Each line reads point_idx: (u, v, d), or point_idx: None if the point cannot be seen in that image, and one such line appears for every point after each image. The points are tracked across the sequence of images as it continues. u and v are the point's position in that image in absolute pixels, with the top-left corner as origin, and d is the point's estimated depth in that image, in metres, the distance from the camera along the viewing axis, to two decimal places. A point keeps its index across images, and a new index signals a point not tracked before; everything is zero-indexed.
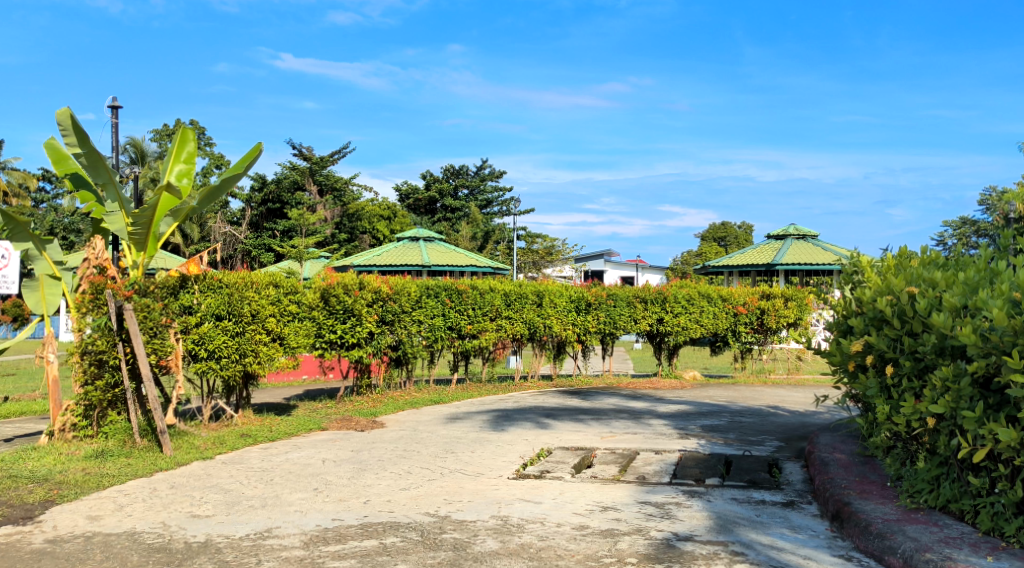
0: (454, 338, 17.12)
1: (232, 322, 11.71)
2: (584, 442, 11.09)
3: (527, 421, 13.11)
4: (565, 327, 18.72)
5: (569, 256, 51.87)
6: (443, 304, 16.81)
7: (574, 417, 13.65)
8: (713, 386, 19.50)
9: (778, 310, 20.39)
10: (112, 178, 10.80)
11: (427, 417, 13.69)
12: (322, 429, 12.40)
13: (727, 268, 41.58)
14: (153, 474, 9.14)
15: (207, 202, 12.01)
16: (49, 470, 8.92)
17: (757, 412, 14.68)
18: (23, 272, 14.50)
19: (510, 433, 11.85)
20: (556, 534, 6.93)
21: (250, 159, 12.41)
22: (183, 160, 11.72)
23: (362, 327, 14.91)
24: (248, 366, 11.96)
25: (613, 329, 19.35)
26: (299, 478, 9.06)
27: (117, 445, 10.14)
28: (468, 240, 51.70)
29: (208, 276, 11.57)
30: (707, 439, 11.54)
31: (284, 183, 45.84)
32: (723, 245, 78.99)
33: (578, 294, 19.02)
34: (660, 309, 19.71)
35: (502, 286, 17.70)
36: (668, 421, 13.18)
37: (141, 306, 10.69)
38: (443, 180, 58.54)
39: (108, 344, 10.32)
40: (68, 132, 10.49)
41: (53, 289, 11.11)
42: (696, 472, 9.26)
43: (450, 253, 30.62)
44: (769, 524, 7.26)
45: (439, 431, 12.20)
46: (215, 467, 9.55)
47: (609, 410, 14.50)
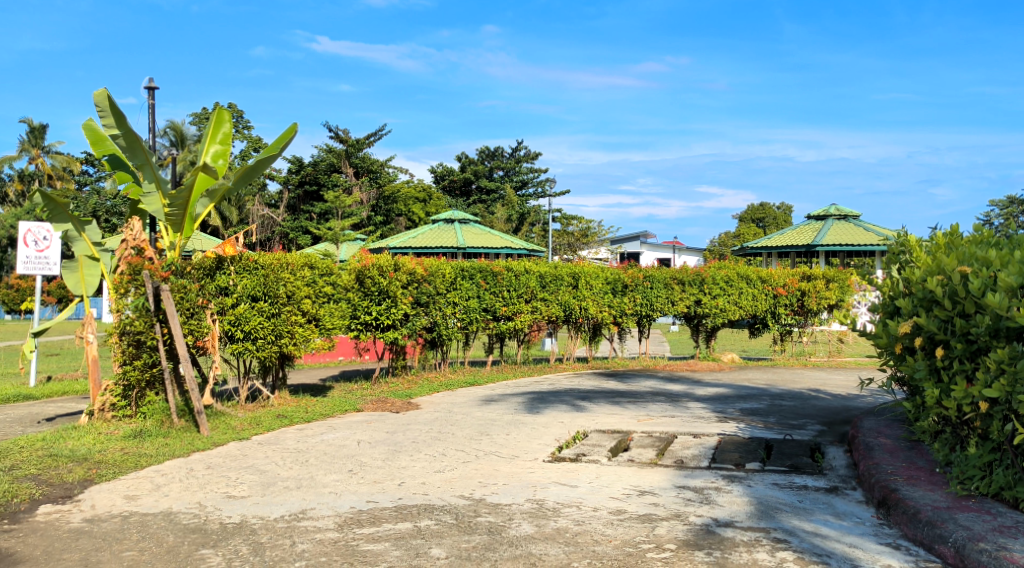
0: (489, 320, 17.01)
1: (268, 303, 11.70)
2: (620, 425, 10.94)
3: (563, 404, 12.99)
4: (601, 309, 18.51)
5: (605, 238, 51.49)
6: (477, 286, 16.80)
7: (610, 400, 13.49)
8: (752, 368, 19.20)
9: (819, 292, 20.10)
10: (149, 160, 10.83)
11: (462, 399, 13.64)
12: (357, 411, 12.39)
13: (765, 249, 40.94)
14: (190, 454, 9.18)
15: (243, 183, 12.01)
16: (88, 450, 9.00)
17: (798, 395, 14.38)
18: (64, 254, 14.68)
19: (546, 416, 11.74)
20: (592, 518, 6.80)
21: (285, 140, 12.38)
22: (219, 142, 11.72)
23: (397, 309, 14.86)
24: (284, 348, 11.94)
25: (650, 310, 19.10)
26: (334, 459, 9.04)
27: (155, 425, 10.21)
28: (503, 222, 51.56)
29: (243, 257, 11.55)
30: (746, 423, 11.32)
31: (321, 166, 46.07)
32: (762, 226, 77.85)
33: (613, 276, 18.86)
34: (698, 291, 19.41)
35: (538, 267, 17.53)
36: (706, 404, 12.96)
37: (177, 287, 10.74)
38: (478, 162, 58.37)
39: (146, 325, 10.37)
40: (106, 113, 10.52)
41: (92, 270, 11.18)
42: (736, 456, 9.06)
43: (486, 235, 30.51)
44: (812, 511, 7.06)
45: (474, 413, 12.13)
46: (251, 448, 9.57)
47: (646, 393, 14.32)
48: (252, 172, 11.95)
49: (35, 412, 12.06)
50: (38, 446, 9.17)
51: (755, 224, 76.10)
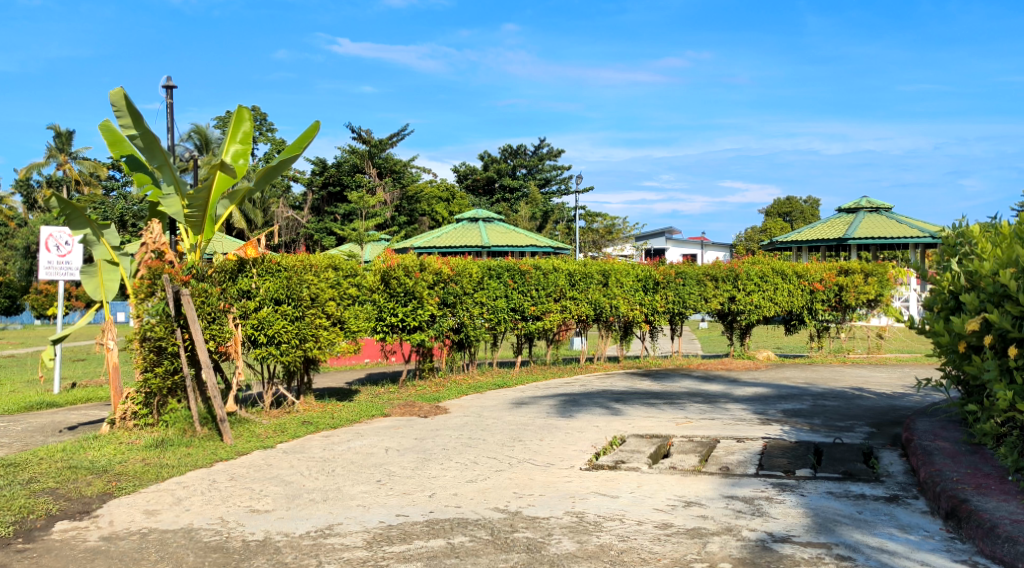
0: (518, 320, 16.60)
1: (291, 306, 11.36)
2: (659, 429, 10.47)
3: (597, 407, 12.54)
4: (632, 308, 18.04)
5: (630, 235, 50.89)
6: (505, 285, 16.39)
7: (645, 402, 13.01)
8: (788, 366, 18.62)
9: (857, 286, 19.44)
10: (167, 161, 10.54)
11: (492, 403, 13.23)
12: (385, 416, 12.02)
13: (795, 243, 40.10)
14: (213, 465, 8.86)
15: (264, 184, 11.69)
16: (109, 461, 8.70)
17: (841, 394, 13.81)
18: (85, 258, 14.42)
19: (580, 420, 11.28)
20: (638, 533, 6.36)
21: (307, 139, 12.03)
22: (239, 141, 11.39)
23: (424, 310, 14.46)
24: (309, 352, 11.59)
25: (683, 308, 18.59)
26: (361, 469, 8.65)
27: (177, 434, 9.87)
28: (528, 220, 51.11)
29: (266, 259, 11.23)
30: (791, 425, 10.79)
31: (344, 167, 46.01)
32: (789, 220, 76.72)
33: (645, 273, 18.35)
34: (731, 287, 18.89)
35: (567, 265, 17.07)
36: (746, 405, 12.44)
37: (199, 291, 10.45)
38: (501, 160, 57.96)
39: (167, 330, 10.04)
40: (123, 113, 10.22)
41: (112, 275, 10.93)
42: (785, 463, 8.56)
43: (511, 234, 30.07)
44: (875, 523, 6.56)
45: (505, 417, 11.72)
46: (276, 458, 9.22)
47: (682, 394, 13.83)
48: (273, 172, 11.63)
49: (57, 421, 11.81)
50: (58, 457, 8.88)
51: (782, 219, 74.96)
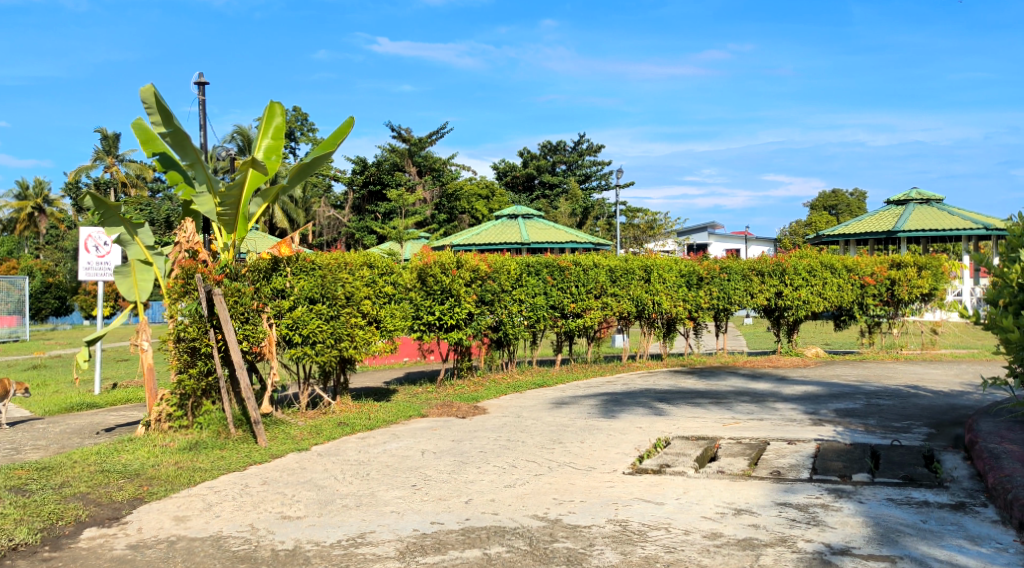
0: (557, 318, 16.28)
1: (326, 305, 11.18)
2: (705, 430, 10.05)
3: (640, 407, 12.15)
4: (676, 304, 17.55)
5: (672, 230, 50.23)
6: (544, 282, 16.15)
7: (690, 401, 12.58)
8: (839, 363, 18.00)
9: (910, 281, 18.73)
10: (200, 158, 10.43)
11: (531, 403, 12.91)
12: (422, 417, 11.76)
13: (842, 237, 39.11)
14: (246, 468, 8.67)
15: (298, 181, 11.55)
16: (142, 465, 8.57)
17: (896, 393, 13.22)
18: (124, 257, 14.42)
19: (623, 421, 10.90)
20: (686, 544, 5.99)
21: (341, 134, 11.85)
22: (272, 137, 11.23)
23: (462, 308, 14.18)
24: (344, 351, 11.40)
25: (728, 304, 18.11)
26: (397, 473, 8.38)
27: (211, 436, 9.71)
28: (568, 217, 50.71)
29: (300, 258, 11.05)
30: (844, 426, 10.28)
31: (384, 166, 45.82)
32: (836, 214, 75.14)
33: (688, 268, 17.84)
34: (778, 282, 18.33)
35: (607, 261, 16.68)
36: (796, 405, 11.94)
37: (232, 290, 10.28)
38: (541, 157, 57.66)
39: (200, 331, 9.93)
40: (154, 110, 10.12)
41: (145, 275, 10.78)
42: (840, 466, 8.09)
43: (551, 231, 29.73)
44: (941, 534, 6.10)
45: (545, 418, 11.40)
46: (310, 461, 9.01)
47: (728, 392, 13.35)
48: (307, 169, 11.49)
49: (96, 422, 11.77)
50: (91, 461, 8.77)
51: (827, 212, 73.42)
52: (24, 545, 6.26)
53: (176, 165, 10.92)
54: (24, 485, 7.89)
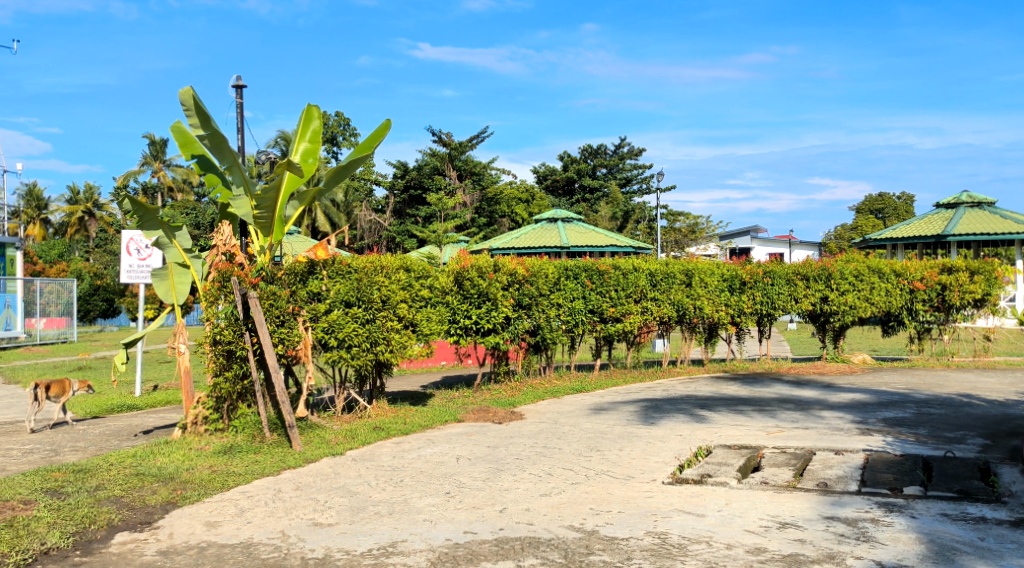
0: (596, 323, 16.02)
1: (362, 308, 11.05)
2: (747, 439, 9.75)
3: (681, 414, 11.87)
4: (717, 309, 17.19)
5: (714, 234, 49.58)
6: (583, 286, 15.89)
7: (733, 409, 12.26)
8: (887, 370, 17.48)
9: (962, 285, 18.12)
10: (237, 161, 10.43)
11: (569, 408, 12.70)
12: (458, 422, 11.62)
13: (890, 240, 38.19)
14: (280, 472, 8.61)
15: (334, 184, 11.49)
16: (177, 468, 8.56)
17: (949, 401, 12.74)
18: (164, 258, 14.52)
19: (662, 428, 10.64)
20: (727, 559, 5.75)
21: (378, 138, 11.77)
22: (309, 140, 11.19)
23: (498, 312, 14.03)
24: (380, 355, 11.25)
25: (772, 309, 17.65)
26: (430, 479, 8.24)
27: (246, 440, 9.68)
28: (608, 220, 50.34)
29: (337, 261, 11.06)
30: (895, 436, 9.90)
31: (425, 170, 46.11)
32: (882, 217, 73.62)
33: (730, 273, 17.52)
34: (824, 286, 17.84)
35: (647, 265, 16.41)
36: (844, 413, 11.55)
37: (267, 294, 10.25)
38: (581, 160, 57.40)
39: (236, 334, 9.91)
40: (192, 112, 10.15)
41: (183, 278, 10.89)
42: (890, 479, 7.75)
43: (590, 234, 29.48)
44: (1001, 554, 5.77)
45: (583, 424, 11.18)
46: (344, 466, 8.91)
47: (772, 400, 13.00)
48: (343, 172, 11.43)
49: (135, 424, 11.84)
50: (127, 464, 8.79)
51: (874, 216, 71.95)
52: (55, 549, 6.29)
53: (213, 168, 10.94)
54: (60, 487, 7.92)
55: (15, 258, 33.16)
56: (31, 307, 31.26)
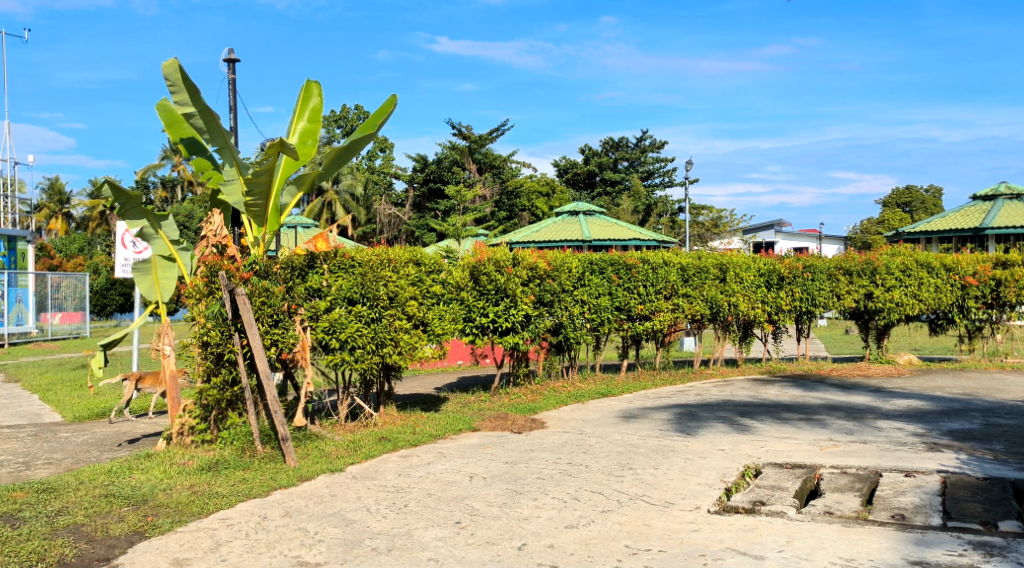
0: (623, 321, 14.94)
1: (366, 306, 10.03)
2: (800, 455, 8.61)
3: (720, 422, 10.71)
4: (754, 306, 15.97)
5: (739, 228, 48.21)
6: (608, 282, 14.83)
7: (776, 417, 11.06)
8: (937, 372, 16.17)
9: (1018, 281, 16.80)
10: (227, 142, 9.47)
11: (596, 416, 11.58)
12: (473, 431, 10.53)
13: (924, 234, 36.67)
14: (269, 494, 7.57)
15: (336, 168, 10.49)
16: (152, 489, 7.53)
17: (1018, 410, 11.46)
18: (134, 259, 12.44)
19: (701, 441, 9.48)
20: None
21: (383, 115, 10.72)
22: (308, 118, 10.19)
23: (518, 310, 12.90)
24: (387, 358, 10.20)
25: (812, 305, 16.48)
26: (439, 504, 7.16)
27: (234, 454, 8.62)
28: (631, 213, 48.96)
29: (338, 254, 10.03)
30: (968, 452, 8.71)
31: (445, 163, 44.85)
32: (911, 210, 71.70)
33: (767, 267, 16.30)
34: (868, 282, 16.63)
35: (678, 259, 15.25)
36: (904, 425, 10.35)
37: (259, 290, 9.20)
38: (602, 154, 56.21)
39: (223, 336, 8.90)
40: (178, 87, 9.18)
41: (168, 272, 9.76)
42: (980, 510, 6.60)
43: (613, 227, 28.28)
44: None
45: (612, 436, 10.03)
46: (341, 486, 7.84)
47: (820, 407, 11.83)
48: (345, 154, 10.42)
49: (122, 432, 10.87)
50: (98, 482, 7.77)
51: (900, 209, 70.08)
52: None
53: (203, 151, 9.98)
54: (17, 512, 6.93)
55: (27, 253, 32.31)
56: (44, 301, 30.36)
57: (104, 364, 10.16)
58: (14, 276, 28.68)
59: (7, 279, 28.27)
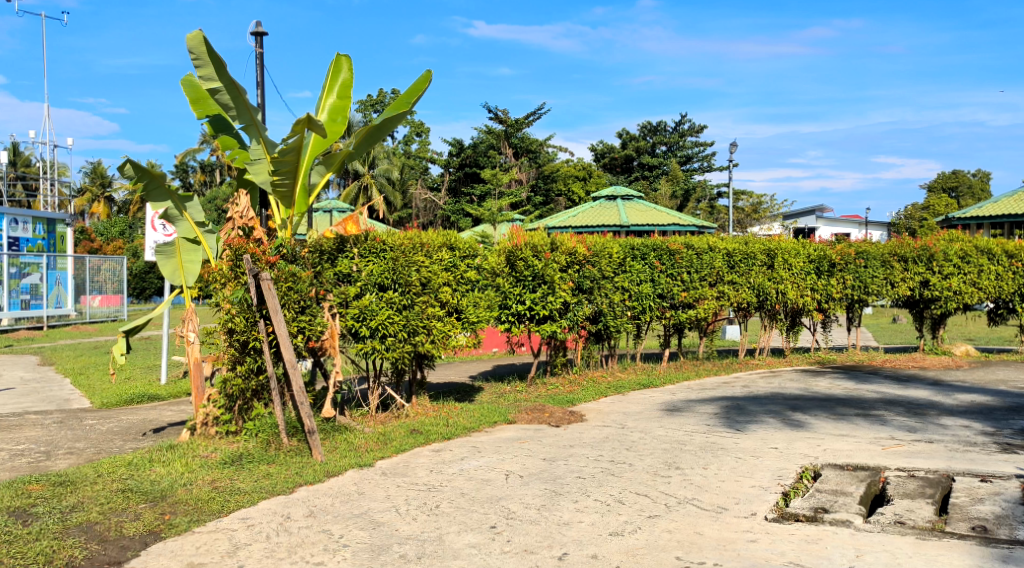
0: (665, 308, 14.29)
1: (398, 293, 9.57)
2: (861, 456, 7.98)
3: (772, 417, 10.10)
4: (802, 294, 15.27)
5: (781, 213, 47.03)
6: (652, 268, 14.08)
7: (830, 412, 10.41)
8: (998, 364, 15.29)
9: None
10: (254, 118, 9.02)
11: (638, 409, 11.01)
12: (509, 424, 10.04)
13: (975, 219, 35.26)
14: (294, 491, 7.15)
15: (367, 147, 10.03)
16: (172, 483, 7.15)
17: None
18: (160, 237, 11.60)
19: (752, 438, 8.88)
20: None
21: (417, 92, 10.23)
22: (338, 94, 9.73)
23: (555, 298, 12.35)
24: (419, 347, 9.75)
25: (864, 293, 15.74)
26: (473, 506, 6.68)
27: (259, 447, 8.22)
28: (669, 198, 47.97)
29: (369, 238, 9.54)
30: None
31: (480, 147, 44.25)
32: (958, 195, 69.59)
33: (818, 253, 15.50)
34: (925, 269, 15.80)
35: (724, 244, 14.62)
36: (971, 423, 9.64)
37: (286, 275, 8.78)
38: (640, 138, 55.20)
39: (248, 323, 8.47)
40: (203, 60, 8.70)
41: (192, 255, 9.41)
42: None
43: (652, 212, 27.52)
44: None
45: (656, 431, 9.47)
46: (370, 483, 7.39)
47: (877, 402, 11.14)
48: (377, 133, 9.96)
49: (148, 420, 10.56)
50: (116, 476, 7.41)
51: (948, 193, 68.06)
52: None
53: (229, 129, 9.55)
54: (30, 507, 6.59)
55: (66, 235, 32.37)
56: (82, 284, 30.35)
57: (126, 352, 9.70)
58: (52, 258, 28.67)
59: (46, 262, 28.30)
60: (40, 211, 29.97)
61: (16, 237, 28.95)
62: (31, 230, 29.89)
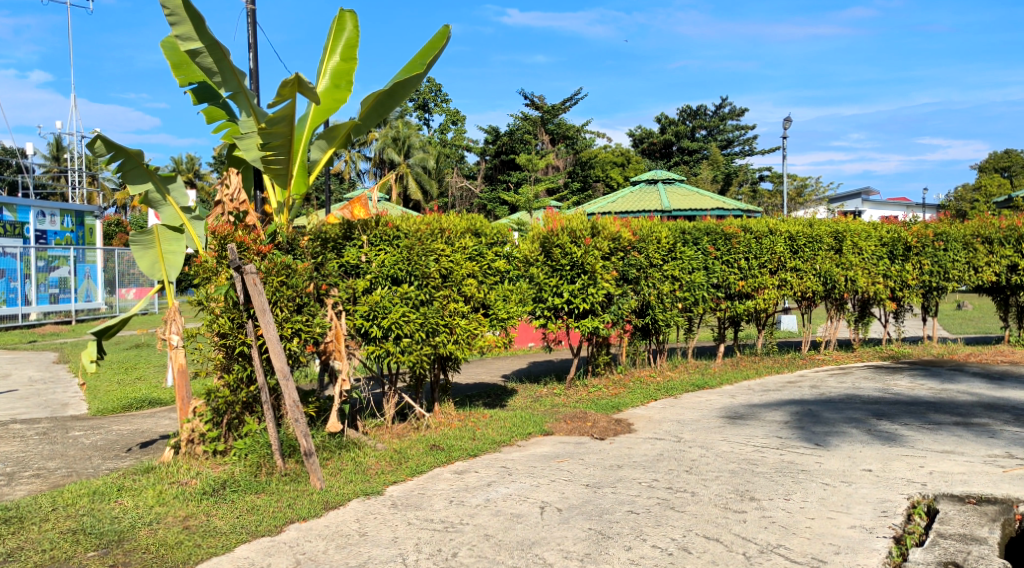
0: (720, 299, 12.85)
1: (414, 287, 8.22)
2: (982, 482, 6.46)
3: (855, 427, 8.56)
4: (874, 281, 13.59)
5: (827, 197, 44.92)
6: (704, 254, 12.62)
7: (923, 421, 8.83)
8: None
9: None
10: (242, 85, 7.79)
11: (696, 416, 9.53)
12: (545, 436, 8.65)
13: None
14: (283, 530, 5.87)
15: (375, 117, 8.82)
16: (136, 522, 5.90)
17: None
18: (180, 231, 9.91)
19: (838, 457, 7.37)
20: None
21: (432, 51, 8.91)
22: (340, 55, 8.57)
23: (598, 289, 10.91)
24: (441, 348, 8.39)
25: (943, 279, 14.09)
26: (500, 555, 5.34)
27: (247, 472, 6.94)
28: (711, 182, 46.03)
29: (381, 222, 8.22)
30: None
31: (516, 134, 42.74)
32: (1011, 175, 66.53)
33: (891, 235, 13.84)
34: (1014, 252, 13.95)
35: (786, 226, 13.02)
36: None
37: (279, 267, 7.48)
38: (679, 122, 53.23)
39: (234, 325, 7.21)
40: (179, 16, 7.46)
41: (174, 245, 8.22)
42: None
43: (694, 196, 25.85)
44: None
45: (720, 445, 8.00)
46: (376, 519, 6.06)
47: (975, 408, 9.53)
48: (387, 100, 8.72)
49: (138, 433, 9.33)
50: (74, 510, 6.18)
51: (1000, 174, 65.15)
52: None
53: (217, 98, 8.38)
54: None
55: (95, 229, 31.57)
56: (113, 277, 29.39)
57: (97, 358, 8.56)
58: (82, 252, 27.81)
59: (74, 255, 27.39)
60: (68, 204, 29.23)
61: (43, 230, 28.20)
62: (60, 223, 29.18)
